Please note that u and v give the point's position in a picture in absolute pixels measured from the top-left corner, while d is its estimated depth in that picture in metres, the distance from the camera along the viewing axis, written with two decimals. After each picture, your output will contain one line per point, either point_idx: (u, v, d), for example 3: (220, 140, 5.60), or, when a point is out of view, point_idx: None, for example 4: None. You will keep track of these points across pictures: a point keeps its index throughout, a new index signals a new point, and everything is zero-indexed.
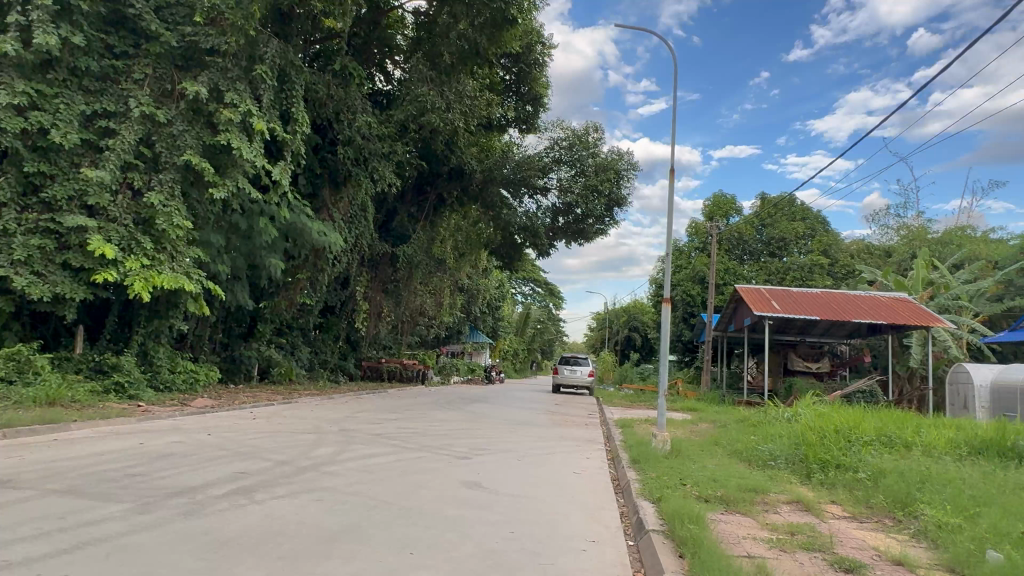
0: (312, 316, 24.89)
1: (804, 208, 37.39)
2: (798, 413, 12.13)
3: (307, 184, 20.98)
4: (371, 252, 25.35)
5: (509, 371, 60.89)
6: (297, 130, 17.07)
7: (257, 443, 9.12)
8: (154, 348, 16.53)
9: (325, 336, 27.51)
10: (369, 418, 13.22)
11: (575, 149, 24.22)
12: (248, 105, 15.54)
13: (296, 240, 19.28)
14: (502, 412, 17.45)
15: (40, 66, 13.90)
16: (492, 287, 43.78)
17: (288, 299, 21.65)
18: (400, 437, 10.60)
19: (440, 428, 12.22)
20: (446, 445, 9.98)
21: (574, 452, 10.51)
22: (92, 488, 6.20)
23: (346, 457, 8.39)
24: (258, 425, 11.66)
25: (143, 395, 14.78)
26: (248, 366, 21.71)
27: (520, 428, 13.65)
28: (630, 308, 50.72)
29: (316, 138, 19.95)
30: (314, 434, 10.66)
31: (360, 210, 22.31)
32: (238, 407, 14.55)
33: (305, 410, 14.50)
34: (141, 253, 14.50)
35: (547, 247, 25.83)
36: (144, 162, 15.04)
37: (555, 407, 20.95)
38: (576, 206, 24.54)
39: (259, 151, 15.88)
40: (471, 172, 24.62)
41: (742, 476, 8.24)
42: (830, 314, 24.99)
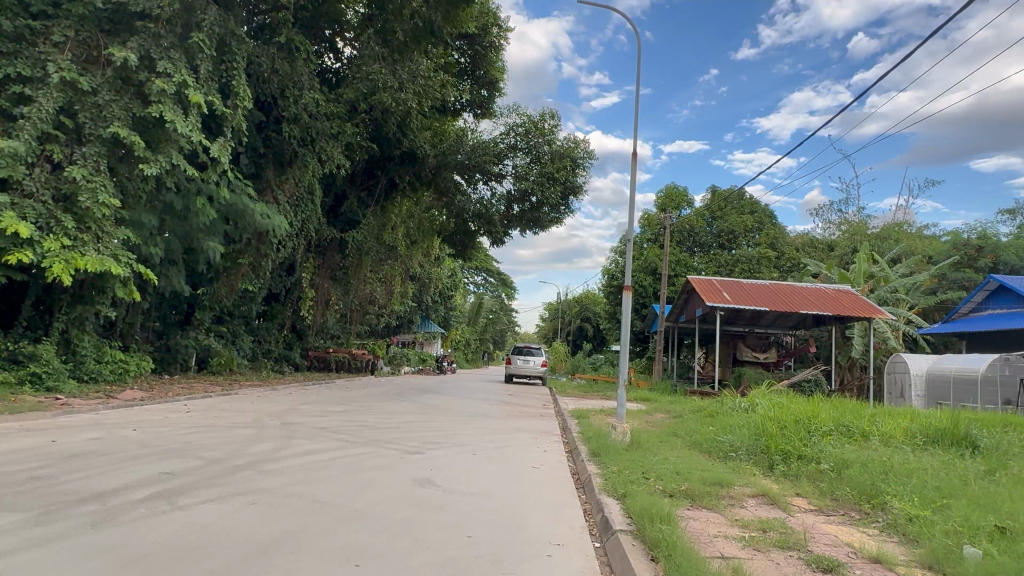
0: (256, 305, 23.63)
1: (753, 202, 38.05)
2: (755, 404, 12.06)
3: (250, 164, 19.85)
4: (318, 237, 24.32)
5: (460, 361, 60.33)
6: (238, 105, 16.00)
7: (187, 440, 8.34)
8: (78, 337, 15.25)
9: (270, 325, 26.34)
10: (314, 411, 12.49)
11: (531, 135, 23.73)
12: (184, 75, 14.45)
13: (237, 222, 18.18)
14: (455, 404, 16.92)
15: None
16: (444, 276, 43.07)
17: (229, 285, 20.49)
18: (347, 431, 9.97)
19: (390, 420, 11.62)
20: (397, 440, 9.41)
21: (530, 445, 10.11)
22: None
23: (287, 454, 7.74)
24: (191, 419, 10.79)
25: (64, 387, 13.58)
26: (185, 355, 20.49)
27: (473, 419, 13.18)
28: (582, 299, 50.85)
29: (259, 115, 18.84)
30: (253, 429, 9.91)
31: (306, 192, 21.29)
32: (172, 399, 13.56)
33: (245, 403, 13.64)
34: (61, 232, 13.29)
35: (501, 235, 25.30)
36: (65, 133, 13.79)
37: (508, 398, 20.58)
38: (532, 194, 24.08)
39: (197, 125, 14.82)
40: (425, 157, 23.86)
41: (705, 468, 7.99)
42: (779, 305, 25.41)
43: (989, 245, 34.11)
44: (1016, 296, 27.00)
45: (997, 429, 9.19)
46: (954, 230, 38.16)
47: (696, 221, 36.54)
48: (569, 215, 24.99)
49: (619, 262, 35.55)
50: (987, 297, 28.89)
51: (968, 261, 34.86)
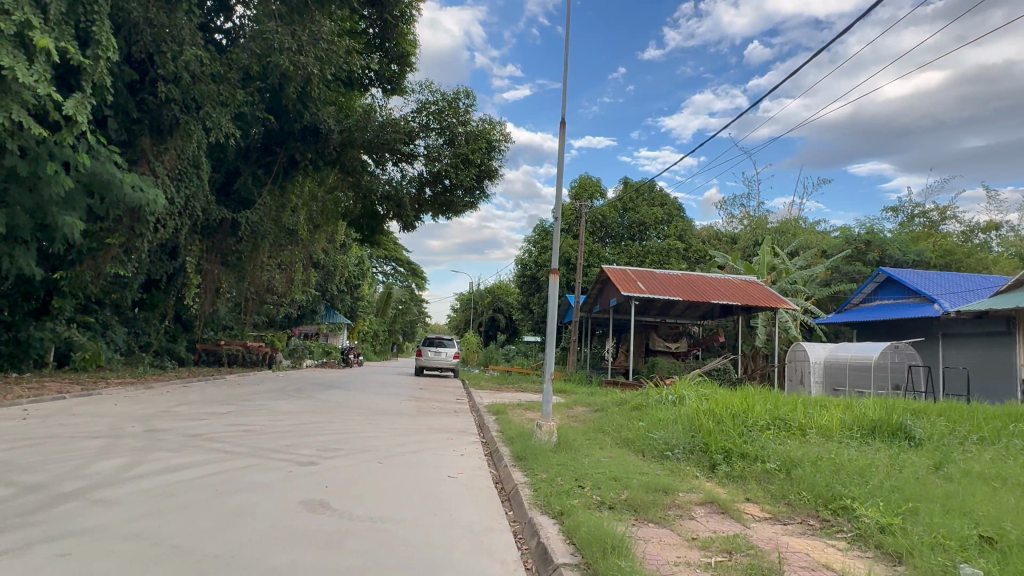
0: (131, 292, 20.86)
1: (663, 194, 38.45)
2: (682, 396, 11.44)
3: (119, 130, 17.25)
4: (206, 217, 21.75)
5: (368, 353, 57.87)
6: (100, 56, 13.66)
7: (5, 458, 6.45)
8: None
9: (149, 315, 23.47)
10: (190, 414, 10.63)
11: (444, 115, 22.41)
12: (28, 14, 12.06)
13: (102, 195, 15.67)
14: (360, 401, 15.38)
15: None
16: (350, 263, 40.75)
17: (95, 269, 17.75)
18: (227, 439, 8.34)
19: (281, 423, 10.02)
20: (288, 448, 7.92)
21: (445, 449, 8.91)
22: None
23: (139, 473, 6.09)
24: (25, 427, 8.73)
25: None
26: (40, 351, 17.61)
27: (380, 419, 11.78)
28: (495, 289, 49.98)
29: (130, 73, 16.38)
30: (105, 438, 8.07)
31: (190, 164, 18.88)
32: (11, 403, 11.20)
33: (106, 405, 11.52)
34: None
35: (412, 220, 23.80)
36: None
37: (418, 392, 19.26)
38: (445, 177, 22.77)
39: (47, 74, 12.45)
40: (329, 134, 21.90)
41: (642, 472, 7.10)
42: (691, 295, 25.47)
43: (877, 240, 36.21)
44: (901, 288, 28.49)
45: (926, 420, 8.95)
46: (844, 226, 40.37)
47: (610, 212, 36.42)
48: (484, 200, 23.90)
49: (532, 252, 34.80)
50: (876, 288, 30.16)
51: (858, 254, 36.81)
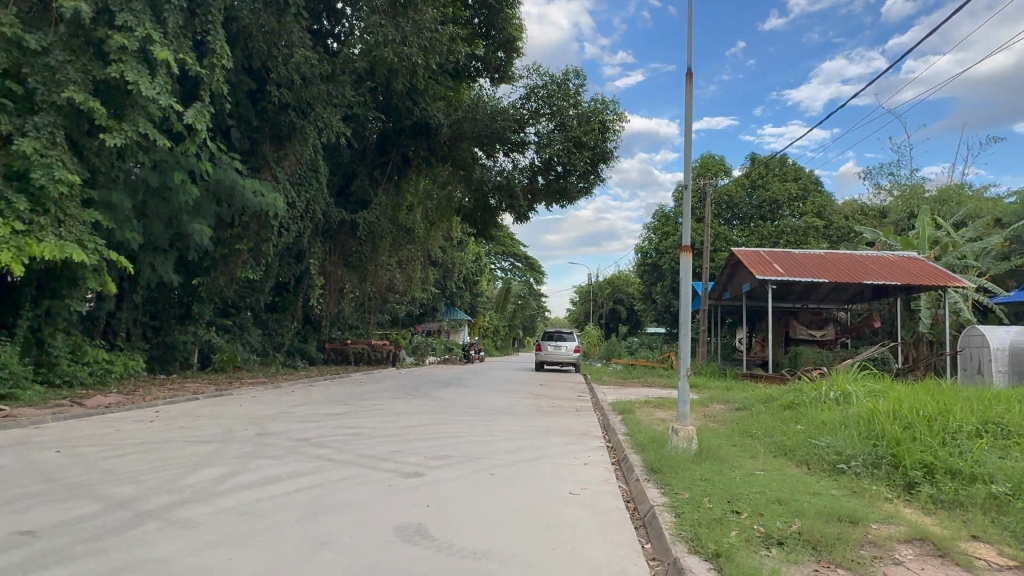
0: (263, 296, 21.72)
1: (797, 167, 34.88)
2: (846, 394, 9.55)
3: (243, 139, 17.84)
4: (326, 219, 22.28)
5: (490, 349, 58.09)
6: (216, 65, 13.96)
7: (111, 467, 6.20)
8: (51, 336, 13.46)
9: (281, 317, 24.13)
10: (306, 416, 10.36)
11: (554, 98, 21.39)
12: (148, 29, 12.49)
13: (228, 201, 16.25)
14: (478, 399, 14.72)
15: None
16: (467, 260, 40.93)
17: (228, 275, 18.45)
18: (334, 444, 7.82)
19: (391, 427, 9.43)
20: (394, 456, 7.23)
21: (566, 456, 7.85)
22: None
23: (231, 487, 5.55)
24: (149, 431, 8.74)
25: (23, 394, 11.44)
26: (185, 353, 18.68)
27: (495, 420, 10.91)
28: (614, 279, 48.23)
29: (248, 82, 16.83)
30: (216, 443, 7.82)
31: (308, 168, 19.25)
32: (146, 406, 11.53)
33: (229, 406, 11.59)
34: (12, 216, 11.53)
35: (525, 211, 22.95)
36: (15, 101, 11.97)
37: (537, 388, 18.37)
38: (557, 163, 21.67)
39: (167, 86, 12.84)
40: (439, 129, 21.58)
41: (815, 492, 5.61)
42: (839, 276, 22.50)
43: None
44: None
45: None
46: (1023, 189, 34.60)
47: (737, 191, 33.55)
48: (600, 185, 22.57)
49: (653, 239, 32.82)
50: None
51: None
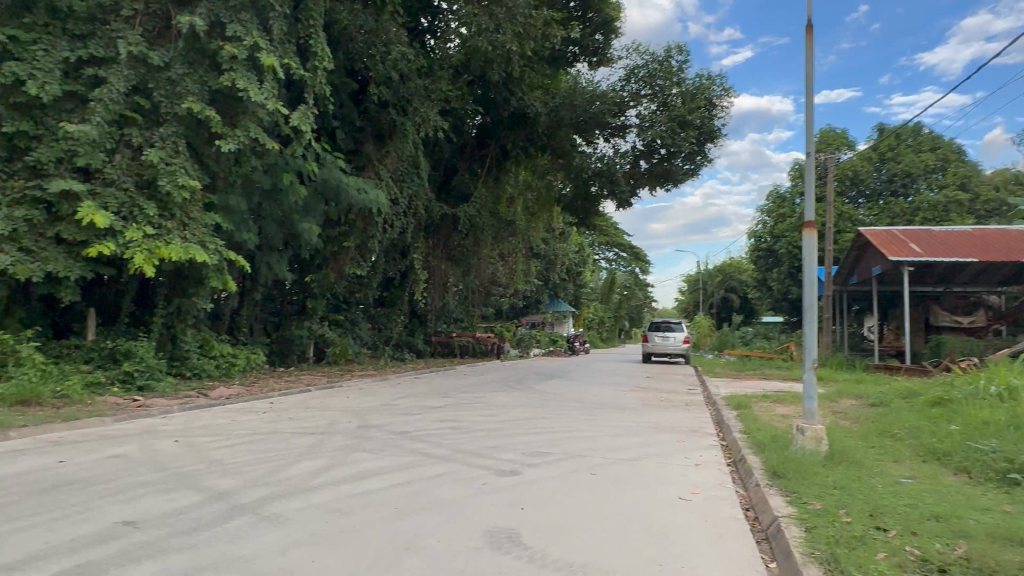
0: (372, 292, 22.40)
1: (934, 136, 31.28)
2: (1010, 390, 8.15)
3: (347, 139, 18.39)
4: (429, 214, 22.61)
5: (596, 341, 57.23)
6: (318, 67, 14.39)
7: (219, 458, 6.37)
8: (182, 331, 14.49)
9: (389, 311, 24.71)
10: (407, 408, 10.36)
11: (656, 77, 20.47)
12: (255, 37, 13.03)
13: (335, 200, 16.84)
14: (581, 392, 14.23)
15: (15, 8, 12.07)
16: (570, 251, 40.40)
17: (338, 272, 19.13)
18: (431, 439, 7.66)
19: (490, 420, 9.20)
20: (490, 452, 6.93)
21: (675, 455, 7.21)
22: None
23: (325, 481, 5.48)
24: (260, 422, 9.04)
25: (156, 385, 12.37)
26: (301, 346, 19.65)
27: (599, 414, 10.41)
28: (725, 267, 45.81)
29: (350, 83, 17.32)
30: (318, 434, 7.92)
31: (410, 165, 19.60)
32: (262, 397, 12.07)
33: (337, 398, 11.91)
34: (144, 221, 12.50)
35: (628, 197, 22.12)
36: (143, 116, 12.97)
37: (644, 381, 17.60)
38: (661, 145, 20.67)
39: (274, 91, 13.39)
40: (537, 118, 21.29)
41: (981, 509, 4.68)
42: (991, 255, 19.81)
43: None
44: None
45: None
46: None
47: (864, 165, 30.63)
48: (707, 166, 21.34)
49: (767, 221, 30.72)
50: None
51: None
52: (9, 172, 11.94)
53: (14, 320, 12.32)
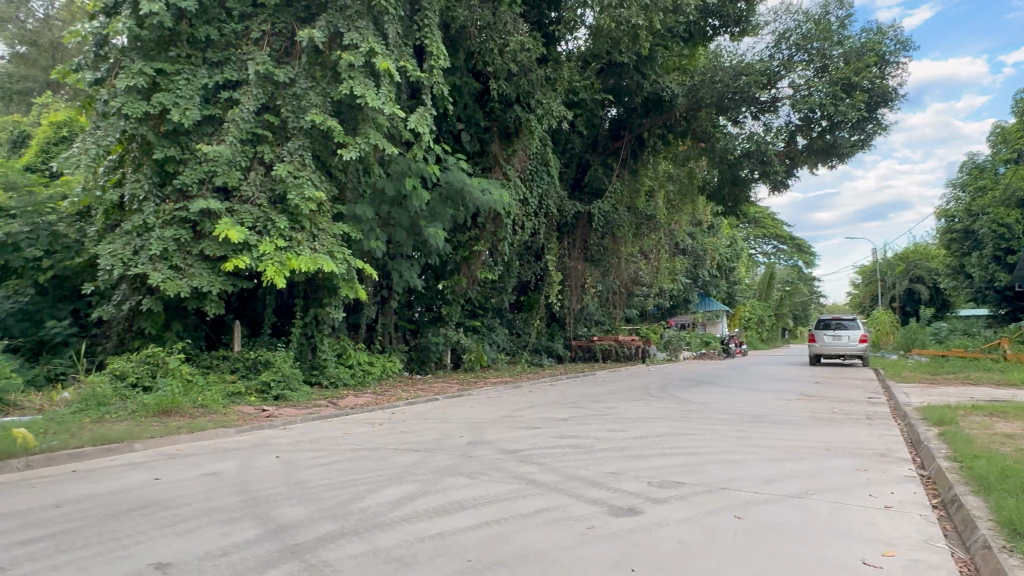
0: (507, 296, 21.84)
1: None
2: None
3: (473, 141, 17.92)
4: (561, 213, 21.59)
5: (756, 341, 52.52)
6: (435, 66, 14.09)
7: (305, 480, 5.80)
8: (319, 341, 14.78)
9: (527, 315, 23.86)
10: (527, 421, 9.37)
11: (812, 40, 17.87)
12: (371, 43, 12.94)
13: (460, 203, 16.48)
14: (733, 401, 12.36)
15: (162, 42, 12.82)
16: (720, 245, 37.35)
17: (470, 276, 18.76)
18: (543, 461, 6.60)
19: (617, 438, 7.91)
20: (608, 481, 5.70)
21: (856, 491, 5.48)
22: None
23: (401, 516, 4.62)
24: (370, 435, 8.54)
25: (293, 396, 12.58)
26: (437, 354, 19.42)
27: (753, 430, 8.68)
28: (909, 253, 39.80)
29: (472, 83, 16.92)
30: (422, 452, 7.18)
31: (539, 162, 18.94)
32: (386, 407, 11.75)
33: (459, 408, 11.26)
34: (277, 234, 12.83)
35: (784, 179, 19.51)
36: (274, 133, 13.39)
37: (813, 389, 15.09)
38: (822, 116, 17.94)
39: (391, 95, 13.24)
40: (674, 100, 19.60)
41: None
42: None
43: None
44: None
45: None
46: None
47: None
48: (881, 135, 18.22)
49: (962, 197, 25.94)
50: None
51: None
52: (161, 197, 12.82)
53: (172, 334, 13.19)
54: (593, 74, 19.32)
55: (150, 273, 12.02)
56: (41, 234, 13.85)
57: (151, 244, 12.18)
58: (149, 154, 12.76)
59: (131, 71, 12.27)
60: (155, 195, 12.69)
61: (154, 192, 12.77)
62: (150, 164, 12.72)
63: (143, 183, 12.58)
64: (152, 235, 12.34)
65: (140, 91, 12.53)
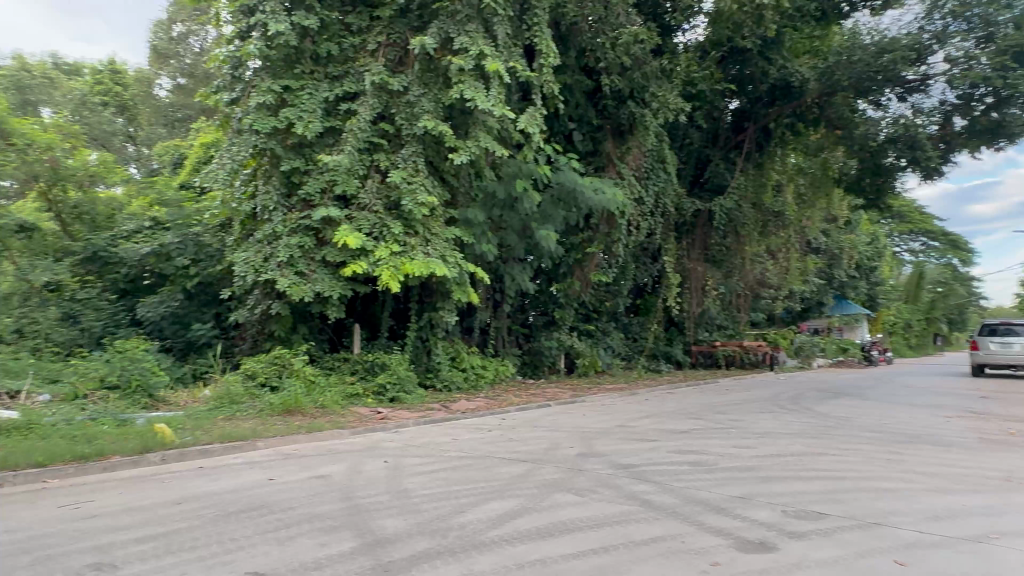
0: (622, 298, 21.11)
1: None
2: None
3: (585, 140, 17.43)
4: (679, 212, 20.53)
5: (904, 348, 47.47)
6: (545, 65, 13.84)
7: (408, 488, 5.65)
8: (434, 344, 14.98)
9: (644, 319, 22.95)
10: (643, 433, 8.77)
11: (972, 6, 15.67)
12: (481, 45, 12.90)
13: (572, 204, 16.09)
14: (881, 416, 10.95)
15: (289, 60, 13.50)
16: (860, 243, 34.07)
17: (583, 279, 18.29)
18: (660, 479, 6.03)
19: (744, 456, 7.14)
20: (735, 508, 5.04)
21: None
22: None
23: (501, 536, 4.28)
24: (479, 442, 8.35)
25: (407, 398, 12.80)
26: (550, 359, 19.09)
27: (909, 453, 7.51)
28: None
29: (584, 81, 16.50)
30: (530, 463, 6.84)
31: (655, 160, 18.08)
32: (497, 413, 11.57)
33: (571, 416, 10.83)
34: (392, 239, 13.12)
35: (938, 166, 17.28)
36: (390, 141, 13.74)
37: (980, 405, 13.09)
38: (985, 92, 15.68)
39: (501, 97, 13.14)
40: (805, 86, 18.05)
41: None
42: None
43: None
44: None
45: None
46: None
47: None
48: None
49: None
50: None
51: None
52: (288, 207, 13.52)
53: (298, 336, 13.89)
54: (713, 63, 18.28)
55: (278, 278, 12.70)
56: (188, 244, 15.29)
57: (279, 251, 12.88)
58: (277, 167, 13.50)
59: (261, 89, 13.06)
60: (282, 205, 13.42)
61: (282, 202, 13.51)
62: (278, 177, 13.48)
63: (272, 194, 13.34)
64: (280, 243, 13.05)
65: (269, 108, 13.30)
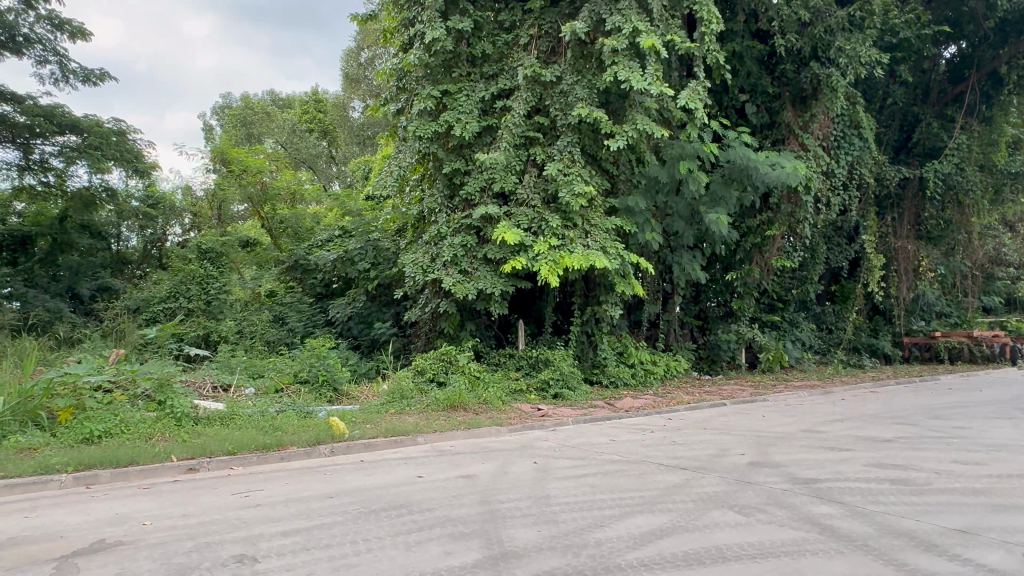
0: (812, 285, 18.83)
1: None
2: None
3: (760, 112, 15.72)
4: (881, 183, 17.70)
5: None
6: (707, 33, 12.71)
7: (551, 494, 5.29)
8: (599, 339, 14.49)
9: (840, 308, 20.30)
10: (833, 440, 7.51)
11: None
12: (634, 22, 12.16)
13: (746, 183, 14.63)
14: None
15: (447, 65, 13.84)
16: None
17: (763, 264, 16.61)
18: (848, 500, 5.00)
19: (969, 475, 5.72)
20: (952, 545, 3.95)
21: None
22: (142, 570, 3.73)
23: (642, 559, 3.75)
24: (637, 444, 7.75)
25: (571, 396, 12.49)
26: (729, 353, 17.50)
27: None
28: None
29: (755, 46, 14.95)
30: (691, 472, 6.12)
31: (847, 125, 15.83)
32: (663, 412, 10.79)
33: (748, 417, 9.70)
34: (550, 233, 12.86)
35: None
36: (545, 133, 13.55)
37: None
38: None
39: (659, 74, 12.32)
40: None
41: None
42: None
43: None
44: None
45: None
46: None
47: None
48: None
49: None
50: None
51: None
52: (451, 208, 13.90)
53: (466, 333, 14.25)
54: (919, 5, 15.63)
55: (443, 277, 13.08)
56: (368, 250, 16.55)
57: (444, 251, 13.29)
58: (440, 170, 13.94)
59: (421, 96, 13.54)
60: (446, 206, 13.84)
61: (446, 204, 13.93)
62: (441, 180, 13.93)
63: (436, 197, 13.82)
64: (444, 243, 13.46)
65: (430, 114, 13.73)
